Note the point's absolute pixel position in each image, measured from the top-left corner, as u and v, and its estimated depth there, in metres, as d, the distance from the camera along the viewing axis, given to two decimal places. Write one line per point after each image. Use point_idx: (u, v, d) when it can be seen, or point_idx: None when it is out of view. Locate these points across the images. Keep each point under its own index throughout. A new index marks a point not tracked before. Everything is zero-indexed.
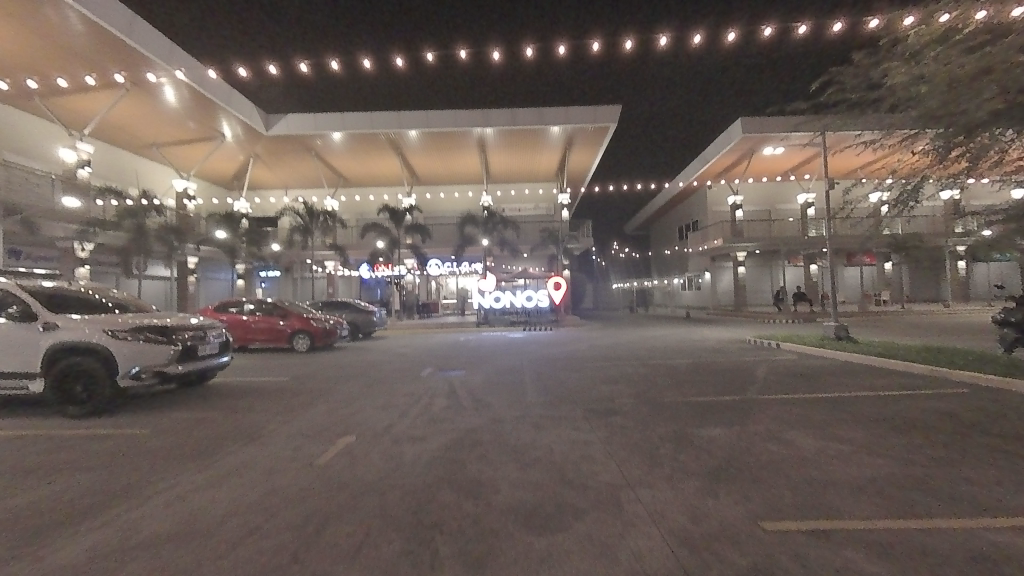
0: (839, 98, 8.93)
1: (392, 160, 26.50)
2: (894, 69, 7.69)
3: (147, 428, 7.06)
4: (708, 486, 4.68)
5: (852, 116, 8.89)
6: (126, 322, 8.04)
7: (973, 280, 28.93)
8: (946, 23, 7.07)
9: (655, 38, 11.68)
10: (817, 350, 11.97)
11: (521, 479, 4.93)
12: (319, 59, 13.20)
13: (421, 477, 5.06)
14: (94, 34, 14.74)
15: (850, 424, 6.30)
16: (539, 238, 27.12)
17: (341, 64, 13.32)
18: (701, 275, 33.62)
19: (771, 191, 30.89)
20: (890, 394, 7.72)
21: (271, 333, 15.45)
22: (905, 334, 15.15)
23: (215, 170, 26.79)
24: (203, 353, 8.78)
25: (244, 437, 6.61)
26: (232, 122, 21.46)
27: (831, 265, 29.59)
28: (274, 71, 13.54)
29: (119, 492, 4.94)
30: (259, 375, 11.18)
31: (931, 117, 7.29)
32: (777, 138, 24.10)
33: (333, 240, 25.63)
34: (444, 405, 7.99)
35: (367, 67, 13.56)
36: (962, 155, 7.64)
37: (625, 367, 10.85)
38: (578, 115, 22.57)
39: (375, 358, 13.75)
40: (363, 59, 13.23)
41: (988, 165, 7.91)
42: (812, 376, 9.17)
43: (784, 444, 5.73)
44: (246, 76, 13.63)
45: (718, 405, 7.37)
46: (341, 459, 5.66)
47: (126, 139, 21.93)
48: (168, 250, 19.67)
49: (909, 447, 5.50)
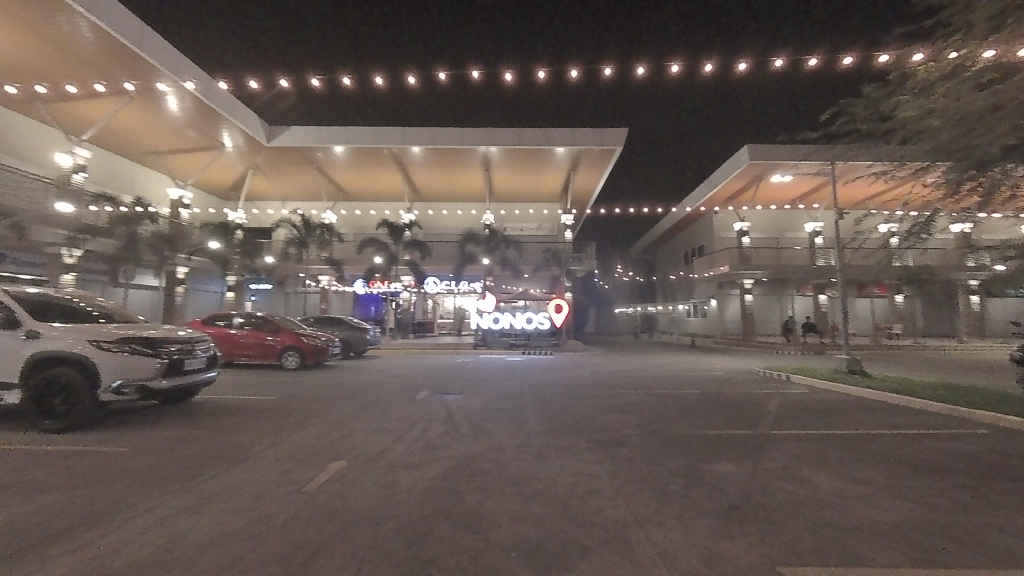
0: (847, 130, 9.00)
1: (396, 176, 26.71)
2: (905, 102, 7.72)
3: (123, 446, 6.66)
4: (723, 527, 4.32)
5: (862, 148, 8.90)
6: (112, 332, 7.78)
7: (986, 314, 28.75)
8: (956, 59, 7.16)
9: (666, 65, 11.87)
10: (829, 385, 11.60)
11: (523, 514, 4.55)
12: (333, 74, 13.36)
13: (416, 508, 4.70)
14: (104, 42, 15.02)
15: (869, 464, 5.97)
16: (542, 259, 26.92)
17: (354, 80, 13.48)
18: (707, 302, 33.55)
19: (779, 218, 31.20)
20: (909, 433, 7.37)
21: (261, 348, 15.10)
22: (920, 370, 14.68)
23: (214, 180, 26.87)
24: (190, 368, 8.48)
25: (227, 459, 6.21)
26: (234, 133, 21.71)
27: (841, 296, 29.52)
28: (286, 85, 13.66)
29: (89, 515, 4.56)
30: (249, 393, 10.76)
31: (942, 150, 7.26)
32: (787, 166, 24.35)
33: (329, 254, 25.59)
34: (441, 431, 7.63)
35: (378, 83, 13.69)
36: (974, 190, 7.57)
37: (629, 396, 10.44)
38: (585, 137, 22.89)
39: (368, 379, 13.29)
40: (375, 76, 13.41)
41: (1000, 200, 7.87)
42: (824, 412, 8.83)
43: (801, 483, 5.37)
44: (259, 88, 13.79)
45: (727, 440, 7.02)
46: (331, 486, 5.29)
47: (126, 146, 22.03)
48: (160, 259, 19.23)
49: (934, 491, 5.16)
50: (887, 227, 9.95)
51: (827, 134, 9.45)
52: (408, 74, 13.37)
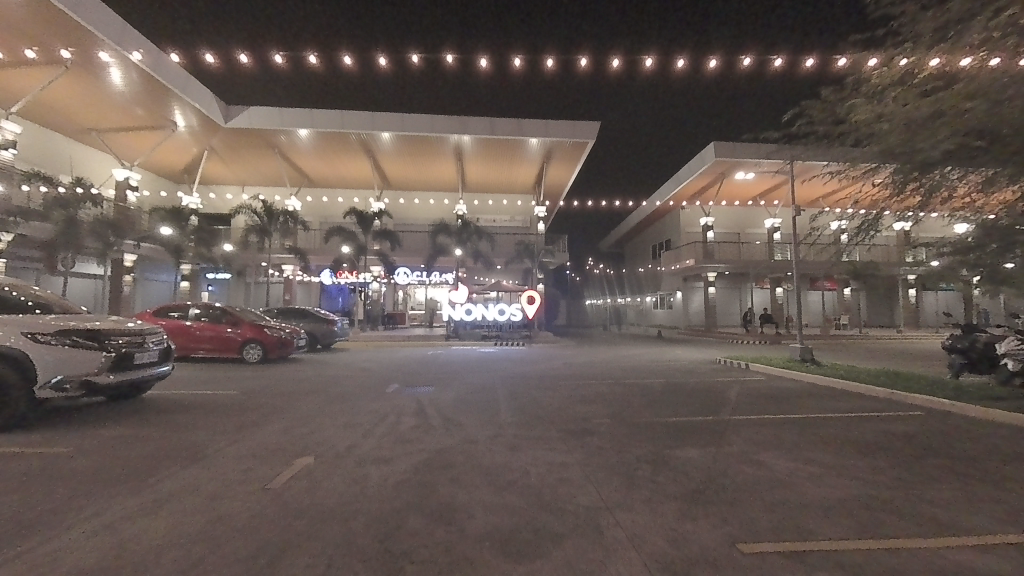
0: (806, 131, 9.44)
1: (364, 163, 25.86)
2: (859, 106, 8.16)
3: (66, 447, 6.18)
4: (688, 508, 4.50)
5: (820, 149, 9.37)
6: (50, 323, 7.18)
7: (923, 307, 31.27)
8: (905, 66, 7.65)
9: (641, 59, 12.02)
10: (784, 372, 12.32)
11: (495, 504, 4.56)
12: (297, 52, 12.71)
13: (388, 502, 4.63)
14: (35, 6, 13.68)
15: (818, 445, 6.37)
16: (514, 250, 26.93)
17: (320, 58, 12.88)
18: (673, 294, 34.72)
19: (742, 215, 32.63)
20: (853, 416, 7.94)
21: (219, 341, 14.38)
22: (864, 358, 15.82)
23: (165, 162, 25.11)
24: (140, 362, 7.94)
25: (184, 458, 5.90)
26: (188, 112, 20.35)
27: (796, 289, 31.25)
28: (245, 61, 12.90)
29: (27, 522, 4.21)
30: (207, 388, 10.24)
31: (890, 153, 7.76)
32: (749, 164, 25.36)
33: (293, 243, 24.57)
34: (412, 424, 7.54)
35: (347, 63, 13.13)
36: (916, 190, 8.09)
37: (599, 387, 10.69)
38: (557, 129, 22.92)
39: (336, 373, 12.95)
40: (344, 55, 12.85)
41: (939, 201, 8.47)
42: (779, 398, 9.38)
43: (758, 464, 5.67)
44: (215, 63, 12.95)
45: (691, 427, 7.31)
46: (299, 482, 5.13)
47: (62, 121, 20.19)
48: (103, 246, 17.81)
49: (875, 468, 5.58)
50: (838, 224, 10.57)
51: (789, 135, 9.87)
52: (378, 55, 12.90)
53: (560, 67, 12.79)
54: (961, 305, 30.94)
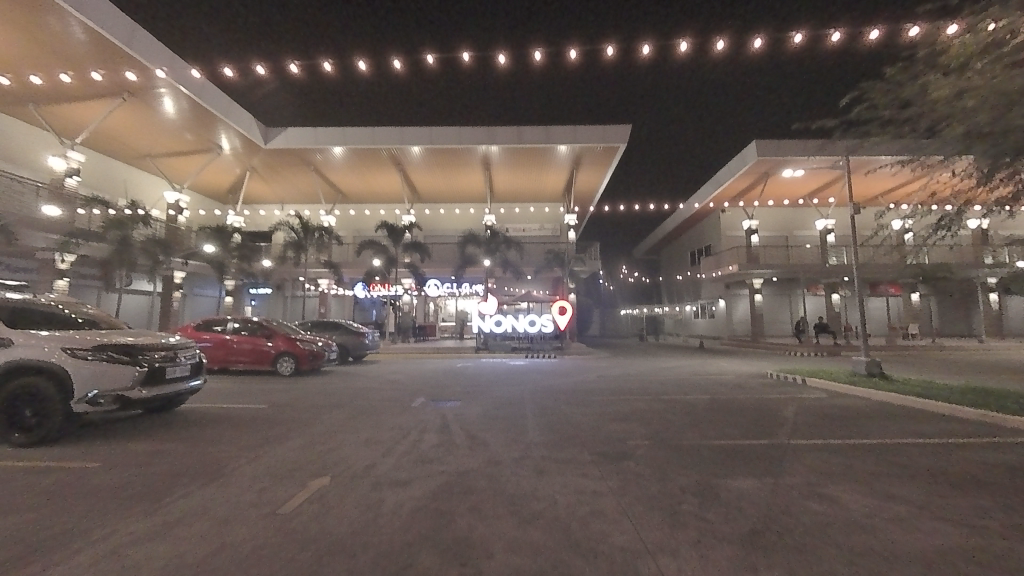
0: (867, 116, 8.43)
1: (395, 177, 26.35)
2: (935, 80, 7.10)
3: (92, 461, 6.16)
4: (749, 552, 3.71)
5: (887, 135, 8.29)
6: (88, 338, 7.36)
7: (1005, 313, 27.88)
8: (993, 33, 6.45)
9: (675, 43, 11.33)
10: (847, 389, 10.99)
11: (518, 541, 3.96)
12: (312, 59, 12.98)
13: (398, 531, 4.14)
14: (95, 43, 14.89)
15: (903, 476, 5.35)
16: (544, 260, 26.41)
17: (334, 65, 13.10)
18: (714, 303, 32.92)
19: (789, 216, 30.60)
20: (941, 442, 6.75)
21: (255, 354, 14.71)
22: (942, 373, 13.98)
23: (211, 183, 26.66)
24: (172, 376, 8.02)
25: (200, 474, 5.71)
26: (231, 135, 21.56)
27: (853, 295, 28.78)
28: (261, 72, 13.35)
29: (31, 544, 4.03)
30: (237, 401, 10.31)
31: (977, 133, 6.70)
32: (795, 161, 23.73)
33: (327, 257, 25.44)
34: (434, 443, 7.09)
35: (362, 67, 13.26)
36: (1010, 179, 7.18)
37: (636, 403, 9.89)
38: (587, 135, 22.40)
39: (364, 386, 12.84)
40: (359, 60, 12.98)
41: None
42: (846, 419, 8.26)
43: (830, 500, 4.76)
44: (232, 75, 13.51)
45: (744, 453, 6.41)
46: (309, 505, 4.75)
47: (119, 148, 21.83)
48: (152, 264, 18.89)
49: (982, 505, 4.54)
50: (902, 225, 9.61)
51: (847, 122, 8.83)
52: (393, 57, 12.92)
53: (584, 58, 12.35)
54: None
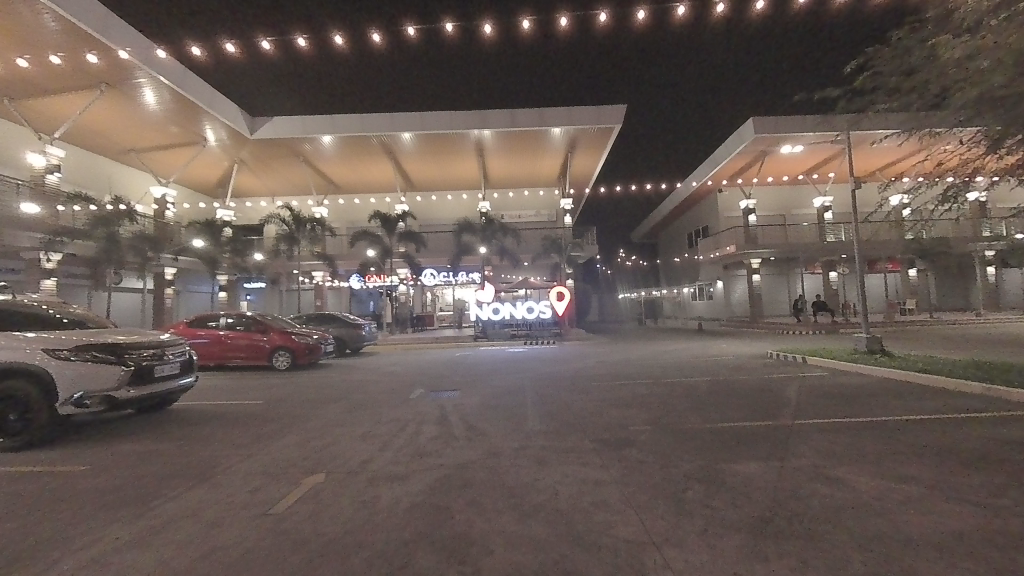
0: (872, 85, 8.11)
1: (386, 166, 25.86)
2: (947, 41, 6.76)
3: (80, 464, 5.99)
4: (758, 540, 3.57)
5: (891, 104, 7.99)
6: (70, 338, 7.12)
7: (1002, 286, 27.94)
8: None
9: (673, 7, 10.89)
10: (848, 366, 10.93)
11: (519, 536, 3.80)
12: (286, 35, 12.48)
13: (395, 530, 3.98)
14: (69, 32, 14.31)
15: (911, 456, 5.24)
16: (541, 246, 26.14)
17: (309, 41, 12.61)
18: (712, 285, 32.85)
19: (786, 194, 30.30)
20: (946, 418, 6.66)
21: (251, 349, 14.52)
22: (943, 348, 13.94)
23: (199, 177, 26.14)
24: (161, 374, 7.84)
25: (192, 473, 5.55)
26: (216, 126, 21.03)
27: (850, 273, 28.80)
28: (232, 49, 12.94)
29: (12, 554, 3.86)
30: (232, 398, 10.15)
31: (991, 97, 6.41)
32: (793, 138, 23.36)
33: (322, 249, 24.88)
34: (432, 435, 6.95)
35: (340, 42, 12.77)
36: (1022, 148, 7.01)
37: (637, 388, 9.79)
38: (581, 117, 21.94)
39: (362, 378, 12.70)
40: (336, 34, 12.48)
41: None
42: (848, 398, 8.18)
43: (838, 483, 4.63)
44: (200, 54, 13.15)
45: (748, 435, 6.31)
46: (303, 504, 4.59)
47: (102, 143, 21.27)
48: (142, 261, 18.56)
49: (995, 483, 4.43)
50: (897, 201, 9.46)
51: (851, 92, 8.50)
52: (372, 31, 12.40)
53: (576, 26, 11.86)
54: None
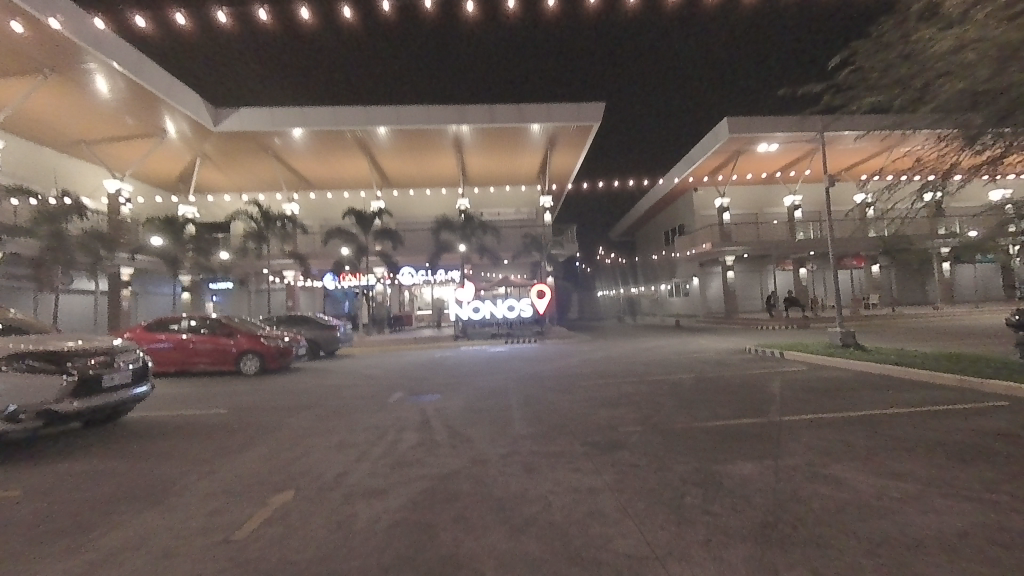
0: (853, 81, 8.19)
1: (361, 161, 25.00)
2: (931, 36, 6.81)
3: (14, 487, 5.35)
4: (764, 549, 3.39)
5: (871, 99, 8.09)
6: (4, 347, 6.41)
7: (956, 281, 29.48)
8: None
9: None
10: (826, 361, 11.09)
11: (512, 555, 3.50)
12: (244, 5, 11.73)
13: (375, 553, 3.62)
14: (4, 9, 13.07)
15: (900, 451, 5.22)
16: (521, 244, 25.84)
17: (270, 12, 11.98)
18: (689, 281, 33.42)
19: (758, 193, 31.10)
20: (927, 412, 6.75)
21: (216, 354, 13.66)
22: (911, 340, 14.41)
23: (158, 172, 24.60)
24: (111, 384, 7.15)
25: (145, 495, 5.01)
26: (177, 118, 19.79)
27: (817, 269, 29.89)
28: (181, 21, 12.14)
29: None
30: (194, 407, 9.42)
31: (973, 91, 6.49)
32: (765, 138, 23.94)
33: (293, 248, 23.82)
34: (414, 443, 6.55)
35: (305, 17, 12.12)
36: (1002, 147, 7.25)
37: (623, 386, 9.64)
38: (560, 113, 21.75)
39: (337, 382, 12.10)
40: (302, 8, 11.84)
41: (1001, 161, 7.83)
42: (830, 392, 8.26)
43: (834, 482, 4.54)
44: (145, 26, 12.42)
45: (739, 434, 6.19)
46: (271, 525, 4.16)
47: (48, 134, 19.70)
48: (94, 261, 17.20)
49: (986, 477, 4.42)
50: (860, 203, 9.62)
51: (833, 86, 8.56)
52: (343, 6, 11.73)
53: (562, 6, 11.57)
54: (998, 277, 29.28)
